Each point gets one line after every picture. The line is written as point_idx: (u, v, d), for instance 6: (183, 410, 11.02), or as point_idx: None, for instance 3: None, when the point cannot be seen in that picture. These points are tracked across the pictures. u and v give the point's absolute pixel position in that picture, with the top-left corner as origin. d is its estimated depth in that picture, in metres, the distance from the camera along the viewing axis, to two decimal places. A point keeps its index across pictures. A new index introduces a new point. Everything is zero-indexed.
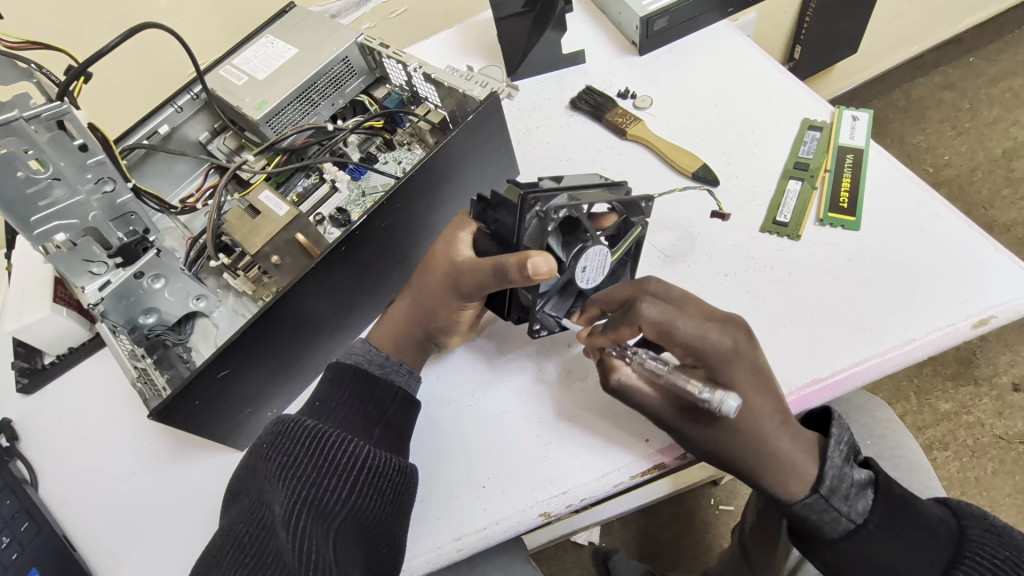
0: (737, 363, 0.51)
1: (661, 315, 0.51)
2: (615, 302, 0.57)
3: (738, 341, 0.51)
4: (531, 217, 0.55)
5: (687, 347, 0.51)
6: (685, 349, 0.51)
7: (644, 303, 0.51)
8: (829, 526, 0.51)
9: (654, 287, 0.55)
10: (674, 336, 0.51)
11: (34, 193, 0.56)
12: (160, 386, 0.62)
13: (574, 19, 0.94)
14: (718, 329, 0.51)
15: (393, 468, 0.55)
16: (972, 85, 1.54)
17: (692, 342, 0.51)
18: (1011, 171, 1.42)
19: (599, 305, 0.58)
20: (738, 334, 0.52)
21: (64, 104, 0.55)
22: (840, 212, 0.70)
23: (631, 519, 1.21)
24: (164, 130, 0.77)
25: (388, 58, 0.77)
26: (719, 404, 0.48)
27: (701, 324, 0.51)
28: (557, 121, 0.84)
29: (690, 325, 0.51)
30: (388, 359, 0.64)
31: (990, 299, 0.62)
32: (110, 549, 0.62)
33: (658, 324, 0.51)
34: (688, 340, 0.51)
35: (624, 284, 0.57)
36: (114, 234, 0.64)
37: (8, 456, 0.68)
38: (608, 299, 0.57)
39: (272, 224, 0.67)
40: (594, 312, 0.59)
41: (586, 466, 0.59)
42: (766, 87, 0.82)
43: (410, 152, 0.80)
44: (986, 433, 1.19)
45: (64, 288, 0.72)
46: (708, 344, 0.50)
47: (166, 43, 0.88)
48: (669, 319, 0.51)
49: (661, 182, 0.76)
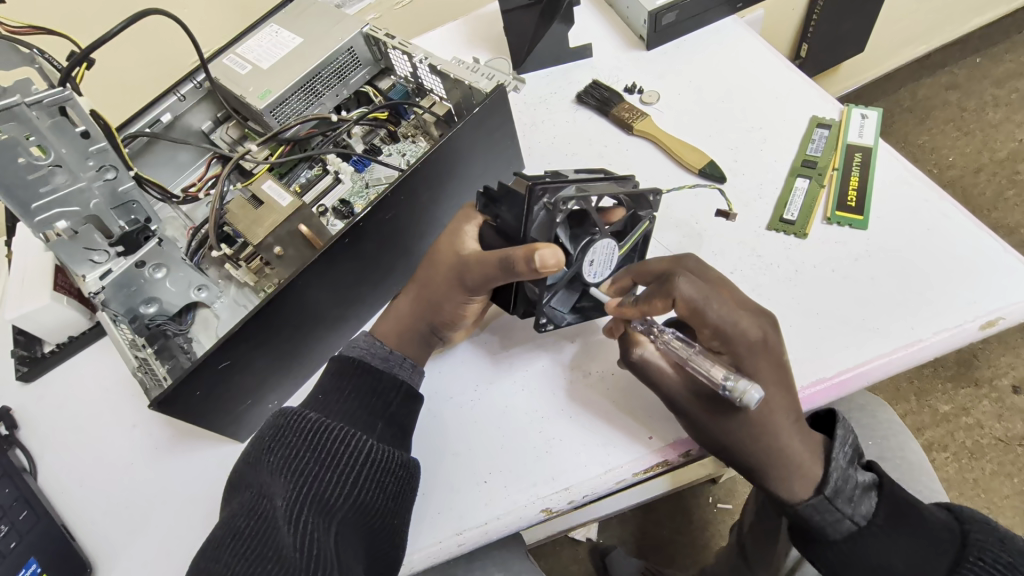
0: (764, 353, 0.52)
1: (696, 294, 0.51)
2: (649, 275, 0.58)
3: (766, 332, 0.52)
4: (539, 208, 0.55)
5: (717, 330, 0.51)
6: (714, 332, 0.52)
7: (682, 278, 0.51)
8: (832, 527, 0.51)
9: (692, 265, 0.55)
10: (705, 317, 0.51)
11: (35, 179, 0.55)
12: (160, 376, 0.61)
13: (581, 13, 0.93)
14: (749, 319, 0.52)
15: (395, 463, 0.54)
16: (978, 85, 1.53)
17: (721, 325, 0.51)
18: (1015, 173, 1.42)
19: (631, 276, 0.60)
20: (767, 325, 0.53)
21: (66, 90, 0.54)
22: (847, 210, 0.70)
23: (629, 516, 1.21)
24: (167, 118, 0.76)
25: (394, 49, 0.76)
26: (741, 394, 0.48)
27: (733, 309, 0.52)
28: (563, 115, 0.83)
29: (723, 309, 0.51)
30: (392, 353, 0.63)
31: (997, 300, 0.62)
32: (108, 539, 0.62)
33: (692, 302, 0.51)
34: (718, 321, 0.51)
35: (654, 261, 0.58)
36: (115, 223, 0.63)
37: (7, 444, 0.68)
38: (643, 270, 0.58)
39: (275, 214, 0.66)
40: (626, 282, 0.60)
41: (587, 463, 0.58)
42: (776, 84, 0.82)
43: (414, 144, 0.79)
44: (985, 435, 1.19)
45: (64, 276, 0.72)
46: (737, 330, 0.51)
47: (168, 30, 0.88)
48: (703, 298, 0.51)
49: (667, 177, 0.76)
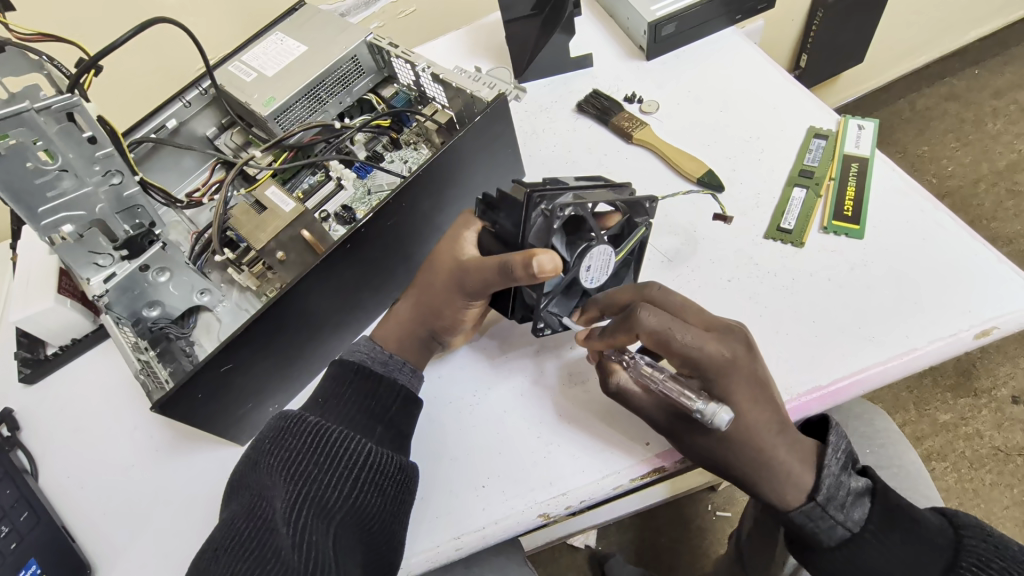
0: (735, 374, 0.51)
1: (658, 324, 0.51)
2: (614, 305, 0.59)
3: (737, 353, 0.52)
4: (536, 214, 0.55)
5: (684, 357, 0.51)
6: (682, 360, 0.51)
7: (641, 310, 0.52)
8: (825, 534, 0.51)
9: (655, 291, 0.57)
10: (671, 345, 0.51)
11: (42, 183, 0.56)
12: (162, 379, 0.62)
13: (582, 23, 0.94)
14: (717, 342, 0.51)
15: (394, 466, 0.55)
16: (977, 96, 1.54)
17: (689, 352, 0.51)
18: (1015, 184, 1.42)
19: (599, 308, 0.60)
20: (737, 346, 0.52)
21: (75, 96, 0.55)
22: (843, 220, 0.71)
23: (627, 524, 1.21)
24: (172, 124, 0.78)
25: (397, 57, 0.77)
26: (711, 417, 0.49)
27: (699, 335, 0.51)
28: (564, 123, 0.84)
29: (689, 335, 0.51)
30: (391, 358, 0.63)
31: (991, 311, 0.62)
32: (108, 540, 0.62)
33: (655, 332, 0.51)
34: (684, 350, 0.50)
35: (625, 288, 0.59)
36: (120, 227, 0.64)
37: (9, 445, 0.68)
38: (609, 302, 0.59)
39: (278, 220, 0.67)
40: (594, 314, 0.61)
41: (586, 468, 0.59)
42: (774, 95, 0.83)
43: (416, 151, 0.80)
44: (985, 445, 1.19)
45: (69, 279, 0.73)
46: (705, 355, 0.51)
47: (175, 37, 0.89)
48: (667, 327, 0.51)
49: (666, 186, 0.77)
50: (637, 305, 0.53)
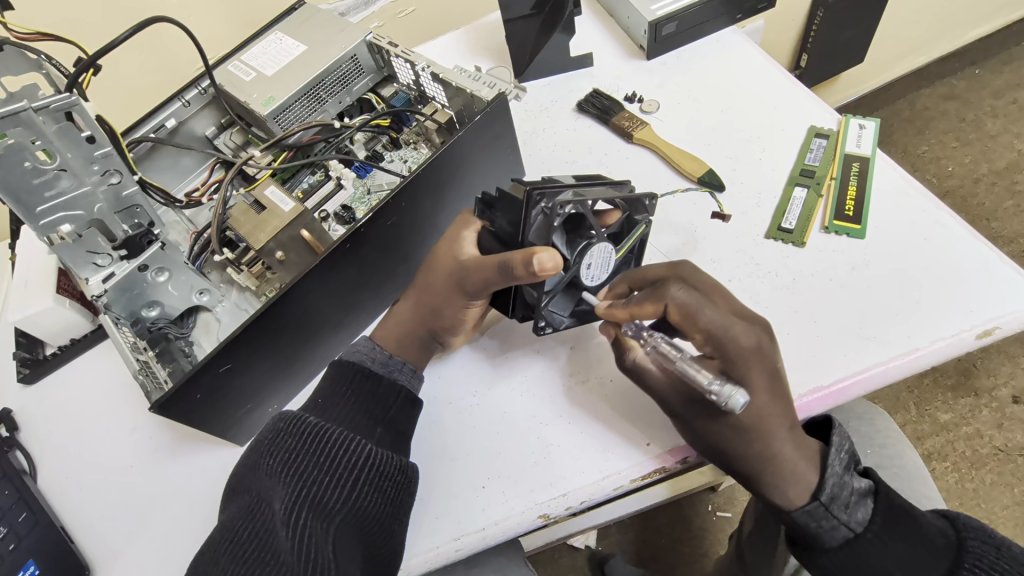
0: (756, 359, 0.52)
1: (688, 299, 0.52)
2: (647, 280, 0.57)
3: (761, 340, 0.52)
4: (537, 213, 0.55)
5: (708, 334, 0.52)
6: (705, 336, 0.52)
7: (673, 285, 0.53)
8: (828, 534, 0.51)
9: (688, 271, 0.55)
10: (699, 321, 0.52)
11: (40, 183, 0.56)
12: (161, 379, 0.63)
13: (583, 23, 0.94)
14: (743, 326, 0.52)
15: (394, 466, 0.54)
16: (978, 96, 1.54)
17: (715, 330, 0.51)
18: (1015, 184, 1.42)
19: (628, 283, 0.59)
20: (763, 333, 0.53)
21: (73, 95, 0.54)
22: (844, 220, 0.70)
23: (627, 524, 1.21)
24: (171, 124, 0.77)
25: (397, 57, 0.77)
26: (727, 398, 0.50)
27: (725, 316, 0.52)
28: (563, 123, 0.84)
29: (717, 314, 0.52)
30: (392, 358, 0.63)
31: (993, 311, 0.62)
32: (107, 541, 0.62)
33: (685, 306, 0.52)
34: (711, 327, 0.51)
35: (655, 266, 0.57)
36: (119, 227, 0.64)
37: (8, 445, 0.68)
38: (639, 277, 0.57)
39: (277, 219, 0.68)
40: (622, 289, 0.59)
41: (586, 468, 0.59)
42: (774, 94, 0.83)
43: (416, 151, 0.79)
44: (986, 445, 1.19)
45: (68, 280, 0.72)
46: (731, 336, 0.51)
47: (174, 36, 0.89)
48: (696, 303, 0.52)
49: (666, 185, 0.77)
50: (671, 279, 0.54)
